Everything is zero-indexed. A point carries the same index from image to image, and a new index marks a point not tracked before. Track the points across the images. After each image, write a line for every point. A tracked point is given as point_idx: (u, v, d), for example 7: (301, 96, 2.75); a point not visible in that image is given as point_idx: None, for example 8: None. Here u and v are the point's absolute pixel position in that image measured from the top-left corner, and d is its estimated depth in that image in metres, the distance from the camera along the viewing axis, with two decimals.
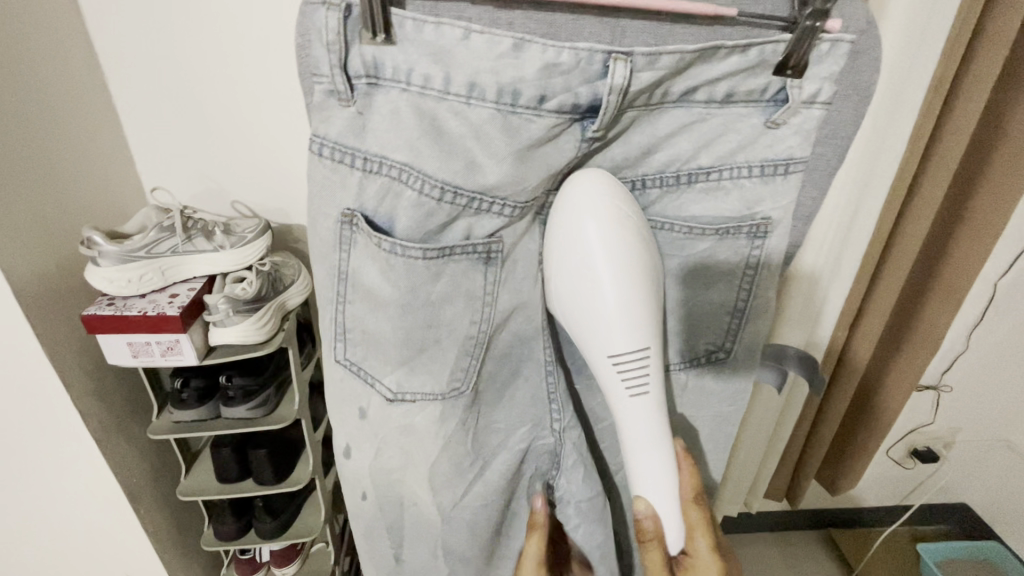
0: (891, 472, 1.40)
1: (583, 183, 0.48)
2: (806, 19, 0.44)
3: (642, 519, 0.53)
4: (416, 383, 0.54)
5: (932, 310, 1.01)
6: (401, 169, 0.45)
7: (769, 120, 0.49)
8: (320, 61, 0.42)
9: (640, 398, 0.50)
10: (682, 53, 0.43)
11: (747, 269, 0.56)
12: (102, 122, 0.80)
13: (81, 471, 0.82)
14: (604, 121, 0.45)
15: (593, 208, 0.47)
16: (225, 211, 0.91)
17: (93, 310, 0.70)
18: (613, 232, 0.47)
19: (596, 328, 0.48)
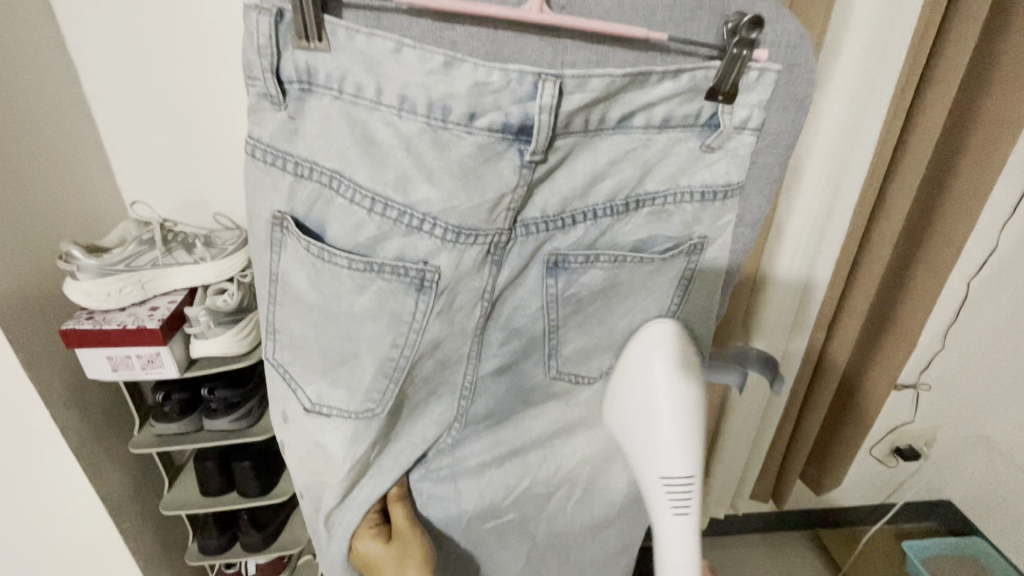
0: (875, 471, 1.42)
1: (653, 333, 0.57)
2: (735, 45, 0.44)
3: None
4: (336, 396, 0.53)
5: (907, 311, 1.04)
6: (332, 175, 0.45)
7: (704, 144, 0.51)
8: (252, 64, 0.42)
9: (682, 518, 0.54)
10: (611, 75, 0.43)
11: (681, 283, 0.58)
12: (80, 136, 0.81)
13: (61, 487, 0.81)
14: (538, 143, 0.44)
15: (659, 352, 0.55)
16: (207, 223, 0.91)
17: (71, 324, 0.70)
18: (674, 372, 0.54)
19: (649, 456, 0.54)
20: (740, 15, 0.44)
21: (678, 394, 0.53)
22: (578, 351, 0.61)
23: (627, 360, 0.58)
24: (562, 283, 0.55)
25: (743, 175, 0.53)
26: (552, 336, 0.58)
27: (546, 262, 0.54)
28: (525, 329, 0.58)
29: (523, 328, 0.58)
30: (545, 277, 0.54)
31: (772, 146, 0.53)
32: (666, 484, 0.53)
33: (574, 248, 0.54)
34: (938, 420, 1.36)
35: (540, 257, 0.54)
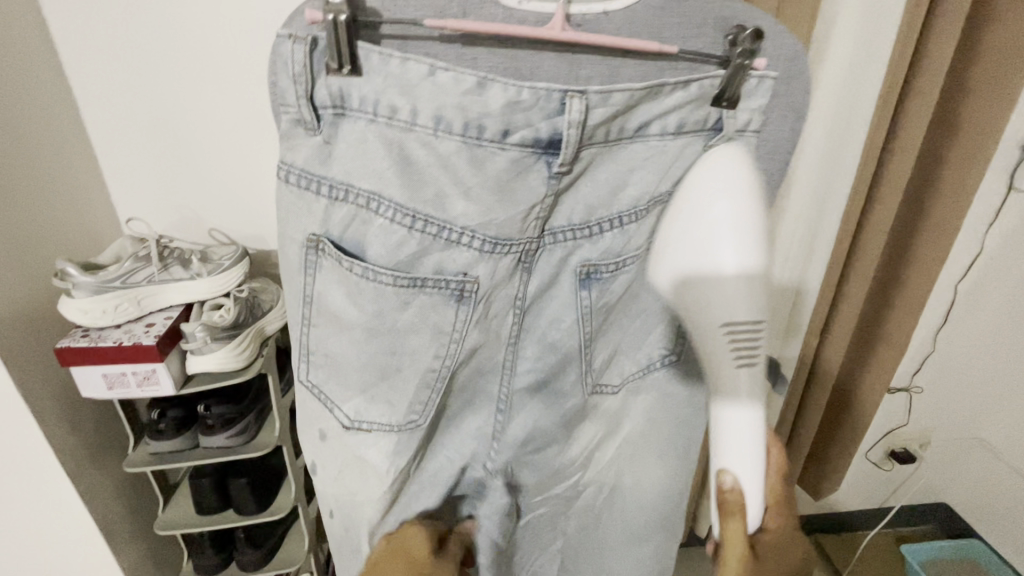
0: (872, 475, 1.42)
1: (723, 160, 0.49)
2: (738, 56, 0.45)
3: (727, 490, 0.50)
4: (375, 412, 0.52)
5: (898, 314, 1.05)
6: (370, 198, 0.45)
7: (708, 145, 0.51)
8: (286, 91, 0.42)
9: (745, 370, 0.50)
10: (631, 90, 0.44)
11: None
12: (76, 154, 0.81)
13: (53, 507, 0.79)
14: (567, 155, 0.45)
15: (733, 180, 0.47)
16: (202, 239, 0.91)
17: (66, 342, 0.69)
18: (748, 203, 0.47)
19: (712, 292, 0.48)
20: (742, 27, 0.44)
21: (746, 228, 0.47)
22: (604, 359, 0.61)
23: (689, 195, 0.50)
24: (594, 292, 0.55)
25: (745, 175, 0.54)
26: (583, 345, 0.58)
27: (578, 275, 0.54)
28: (560, 343, 0.57)
29: (557, 342, 0.57)
30: (578, 289, 0.54)
31: (774, 156, 0.52)
32: (733, 333, 0.49)
33: (603, 257, 0.54)
34: (932, 423, 1.37)
35: (571, 270, 0.54)
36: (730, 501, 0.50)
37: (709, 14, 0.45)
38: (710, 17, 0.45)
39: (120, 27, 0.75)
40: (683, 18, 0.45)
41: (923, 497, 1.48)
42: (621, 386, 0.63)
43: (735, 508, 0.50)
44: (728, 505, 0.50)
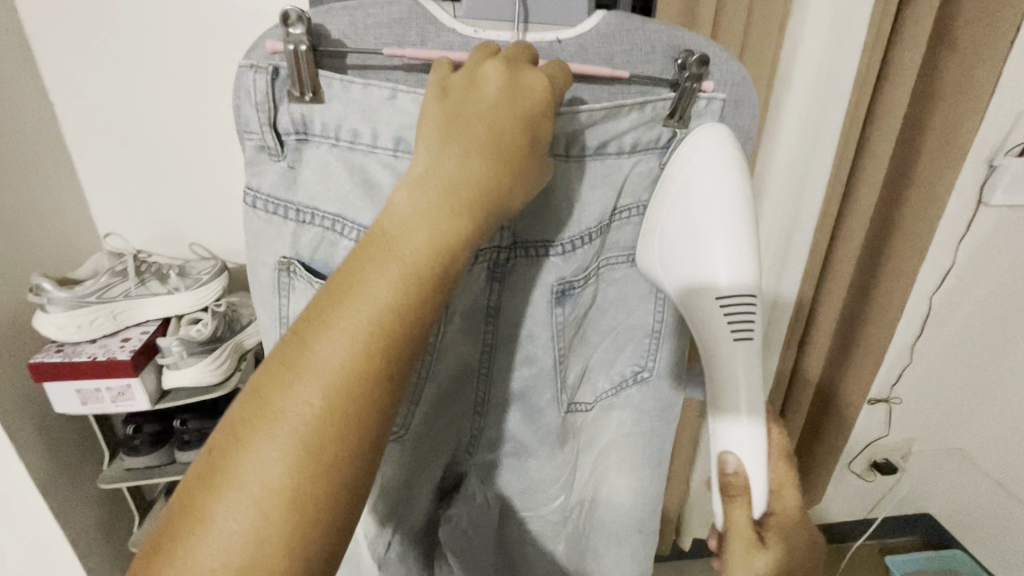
0: (855, 486, 1.43)
1: (703, 137, 0.48)
2: (686, 80, 0.46)
3: (732, 473, 0.47)
4: None
5: (873, 324, 1.07)
6: (335, 220, 0.46)
7: (663, 163, 0.52)
8: (249, 119, 0.43)
9: (742, 345, 0.47)
10: (592, 111, 0.45)
11: (659, 294, 0.58)
12: (57, 170, 0.82)
13: (25, 524, 0.79)
14: None
15: (719, 155, 0.47)
16: (183, 253, 0.92)
17: (40, 357, 0.69)
18: (732, 176, 0.46)
19: (699, 268, 0.48)
20: (689, 52, 0.46)
21: (729, 201, 0.46)
22: (579, 374, 0.60)
23: (674, 174, 0.49)
24: (568, 308, 0.54)
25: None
26: (561, 362, 0.56)
27: (554, 292, 0.53)
28: (540, 358, 0.55)
29: (534, 356, 0.55)
30: (554, 306, 0.53)
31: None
32: (726, 310, 0.47)
33: (576, 274, 0.53)
34: (912, 434, 1.38)
35: (549, 288, 0.53)
36: (734, 488, 0.47)
37: (657, 42, 0.46)
38: (659, 44, 0.47)
39: (102, 47, 0.77)
40: (632, 46, 0.46)
41: (907, 508, 1.49)
42: (594, 403, 0.63)
43: (737, 493, 0.47)
44: (731, 491, 0.47)
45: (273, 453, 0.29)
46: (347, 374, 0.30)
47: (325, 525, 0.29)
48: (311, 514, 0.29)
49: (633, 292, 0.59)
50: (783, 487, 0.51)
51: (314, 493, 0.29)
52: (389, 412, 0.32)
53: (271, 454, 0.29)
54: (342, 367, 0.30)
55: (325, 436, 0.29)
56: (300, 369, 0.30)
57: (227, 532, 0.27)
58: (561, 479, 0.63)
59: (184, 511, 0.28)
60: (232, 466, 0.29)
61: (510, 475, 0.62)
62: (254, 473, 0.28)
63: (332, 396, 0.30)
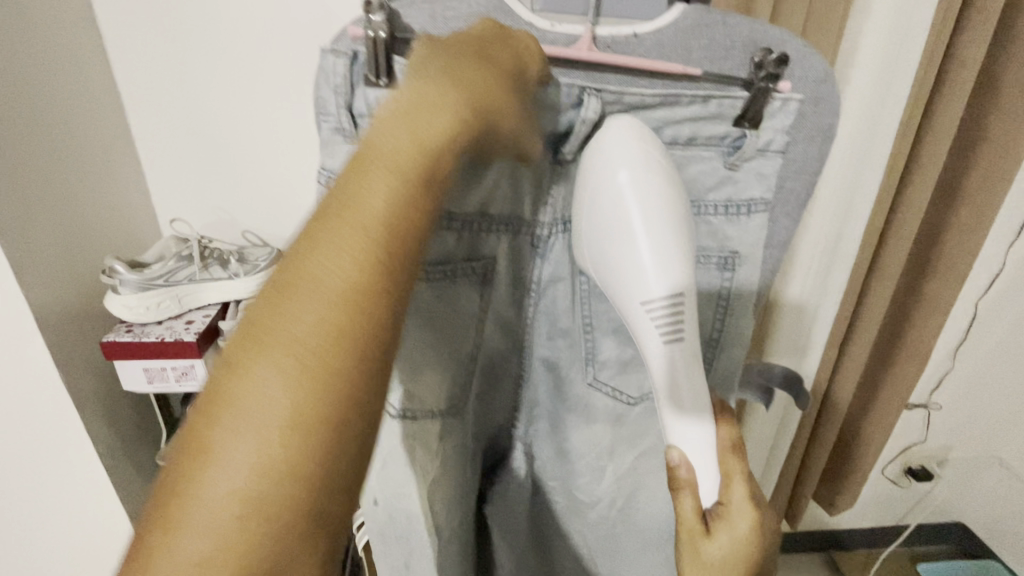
0: (889, 491, 1.41)
1: (615, 131, 0.41)
2: (761, 79, 0.44)
3: (675, 467, 0.45)
4: (420, 399, 0.47)
5: (917, 329, 1.05)
6: None
7: (727, 163, 0.48)
8: (326, 101, 0.40)
9: (675, 346, 0.43)
10: (645, 95, 0.44)
11: (719, 299, 0.52)
12: (121, 155, 0.85)
13: (88, 498, 0.82)
14: (572, 144, 0.45)
15: (630, 150, 0.40)
16: (237, 240, 0.95)
17: (112, 336, 0.72)
18: (648, 171, 0.40)
19: (619, 272, 0.42)
20: (767, 51, 0.44)
21: (649, 192, 0.40)
22: (618, 357, 0.54)
23: (588, 178, 0.42)
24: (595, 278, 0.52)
25: (769, 194, 0.49)
26: (588, 332, 0.53)
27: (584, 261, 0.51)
28: (572, 329, 0.54)
29: (559, 317, 0.54)
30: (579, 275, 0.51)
31: (801, 175, 0.50)
32: (651, 311, 0.41)
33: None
34: (950, 441, 1.36)
35: (580, 256, 0.51)
36: (679, 480, 0.45)
37: (737, 37, 0.45)
38: (739, 39, 0.45)
39: (166, 35, 0.78)
40: (710, 42, 0.45)
41: (940, 515, 1.47)
42: (638, 400, 0.56)
43: (683, 485, 0.44)
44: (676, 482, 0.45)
45: (270, 382, 0.25)
46: (346, 290, 0.27)
47: (339, 448, 0.26)
48: (324, 442, 0.26)
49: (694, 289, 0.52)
50: (732, 476, 0.45)
51: (322, 419, 0.26)
52: (393, 327, 0.29)
53: (268, 383, 0.25)
54: (339, 280, 0.27)
55: (329, 353, 0.26)
56: (292, 290, 0.27)
57: (229, 467, 0.24)
58: (596, 453, 0.59)
59: (183, 452, 0.25)
60: (227, 402, 0.25)
61: (542, 439, 0.62)
62: (251, 400, 0.25)
63: (330, 314, 0.26)
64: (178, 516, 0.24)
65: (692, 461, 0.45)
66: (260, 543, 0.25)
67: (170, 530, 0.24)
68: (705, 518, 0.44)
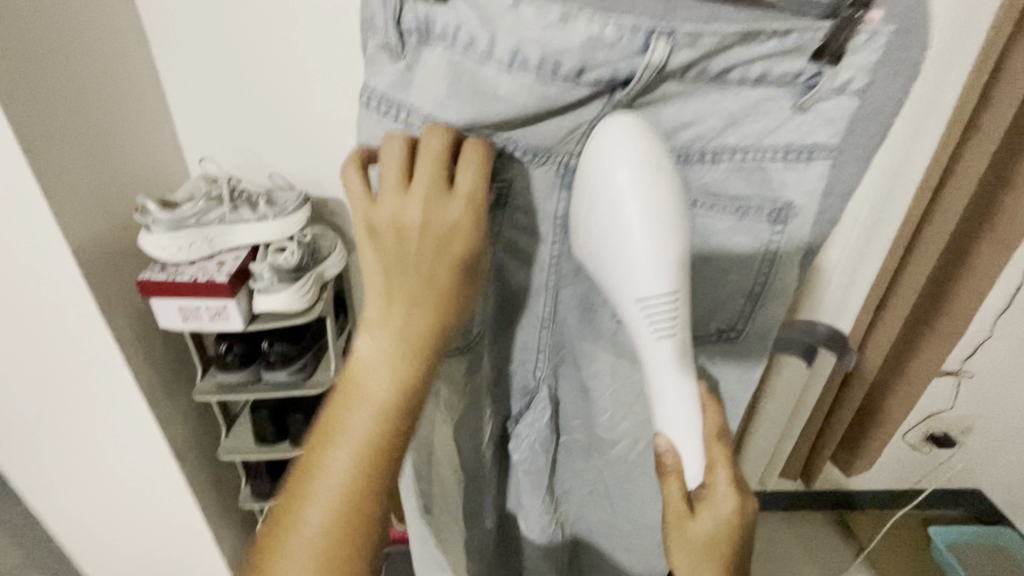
0: (908, 457, 1.40)
1: (620, 131, 0.42)
2: (846, 6, 0.41)
3: (664, 452, 0.50)
4: None
5: (961, 294, 0.99)
6: (422, 122, 0.44)
7: (797, 104, 0.45)
8: (376, 13, 0.42)
9: (666, 343, 0.46)
10: (724, 32, 0.40)
11: (765, 257, 0.52)
12: (146, 91, 0.83)
13: (131, 428, 0.86)
14: (634, 91, 0.42)
15: (630, 153, 0.41)
16: (264, 182, 0.93)
17: (147, 274, 0.73)
18: (643, 179, 0.41)
19: (625, 272, 0.43)
20: None
21: (650, 199, 0.41)
22: None
23: (586, 181, 0.43)
24: None
25: (836, 140, 0.46)
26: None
27: None
28: None
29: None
30: None
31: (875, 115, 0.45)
32: (646, 309, 0.44)
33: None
34: (977, 409, 1.33)
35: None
36: (666, 464, 0.50)
37: None
38: None
39: None
40: None
41: (958, 482, 1.46)
42: None
43: (670, 469, 0.49)
44: (665, 466, 0.49)
45: (357, 428, 0.42)
46: (398, 375, 0.42)
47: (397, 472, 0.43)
48: (387, 469, 0.42)
49: (733, 246, 0.52)
50: (716, 461, 0.49)
51: (383, 456, 0.42)
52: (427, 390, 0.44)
53: (358, 428, 0.42)
54: (394, 367, 0.42)
55: (389, 414, 0.42)
56: (364, 368, 0.43)
57: (330, 482, 0.41)
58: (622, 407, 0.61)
59: (304, 464, 0.43)
60: (331, 437, 0.42)
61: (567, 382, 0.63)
62: (346, 437, 0.42)
63: (381, 424, 0.42)
64: (303, 510, 0.41)
65: (677, 446, 0.50)
66: (346, 532, 0.41)
67: (296, 510, 0.42)
68: (688, 497, 0.49)
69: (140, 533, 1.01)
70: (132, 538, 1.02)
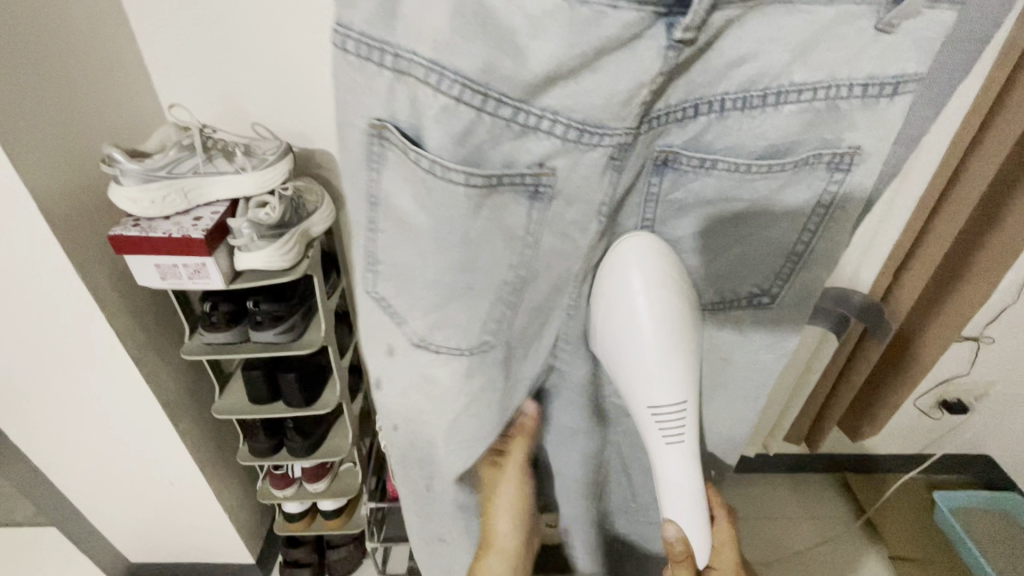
0: (918, 423, 1.37)
1: (631, 246, 0.53)
2: None
3: (672, 541, 0.55)
4: (442, 335, 0.54)
5: (989, 255, 0.92)
6: (430, 70, 0.42)
7: (881, 23, 0.46)
8: None
9: (674, 444, 0.54)
10: None
11: (816, 210, 0.54)
12: (116, 36, 0.77)
13: (120, 385, 0.85)
14: (694, 17, 0.41)
15: (641, 268, 0.52)
16: (246, 133, 0.88)
17: (119, 230, 0.69)
18: (657, 295, 0.51)
19: (641, 382, 0.52)
20: None
21: (662, 310, 0.51)
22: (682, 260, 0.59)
23: (605, 282, 0.54)
24: (664, 180, 0.53)
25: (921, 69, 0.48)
26: None
27: (654, 162, 0.52)
28: None
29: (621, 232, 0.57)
30: (651, 176, 0.53)
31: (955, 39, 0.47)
32: (660, 424, 0.53)
33: (687, 146, 0.52)
34: (995, 376, 1.28)
35: (651, 155, 0.52)
36: (677, 554, 0.55)
37: None
38: None
39: None
40: None
41: (966, 449, 1.43)
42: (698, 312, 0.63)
43: (682, 558, 0.55)
44: (677, 556, 0.55)
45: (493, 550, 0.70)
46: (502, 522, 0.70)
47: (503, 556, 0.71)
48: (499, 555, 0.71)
49: (783, 199, 0.54)
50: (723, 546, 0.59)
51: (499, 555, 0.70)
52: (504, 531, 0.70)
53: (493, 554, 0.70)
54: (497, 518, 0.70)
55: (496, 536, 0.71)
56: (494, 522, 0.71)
57: None
58: None
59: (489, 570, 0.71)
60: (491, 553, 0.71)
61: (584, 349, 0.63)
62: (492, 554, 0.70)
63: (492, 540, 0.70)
64: None
65: (687, 535, 0.55)
66: None
67: None
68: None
69: (139, 486, 1.02)
70: (130, 489, 1.03)
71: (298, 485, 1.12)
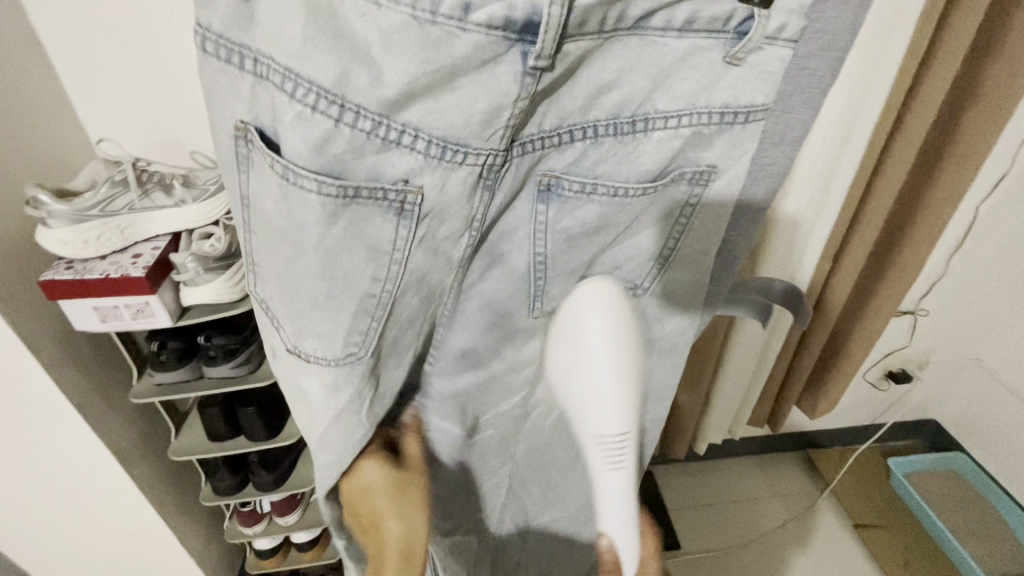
0: (868, 395, 1.45)
1: (588, 291, 0.49)
2: None
3: (602, 549, 0.54)
4: (309, 343, 0.49)
5: (914, 234, 0.98)
6: (284, 75, 0.39)
7: (729, 55, 0.47)
8: None
9: (615, 470, 0.51)
10: None
11: (686, 208, 0.56)
12: (32, 69, 0.73)
13: (64, 437, 0.80)
14: (545, 44, 0.39)
15: (601, 310, 0.48)
16: (184, 162, 0.86)
17: (50, 275, 0.66)
18: (613, 332, 0.48)
19: (588, 410, 0.49)
20: None
21: (613, 344, 0.48)
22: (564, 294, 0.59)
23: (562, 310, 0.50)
24: (551, 206, 0.53)
25: (768, 100, 0.51)
26: (538, 274, 0.56)
27: (540, 187, 0.52)
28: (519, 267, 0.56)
29: (509, 260, 0.56)
30: (534, 201, 0.52)
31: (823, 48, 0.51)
32: (601, 447, 0.50)
33: (566, 171, 0.51)
34: (933, 345, 1.37)
35: (534, 178, 0.51)
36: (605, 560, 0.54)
37: None
38: None
39: None
40: None
41: (915, 414, 1.52)
42: None
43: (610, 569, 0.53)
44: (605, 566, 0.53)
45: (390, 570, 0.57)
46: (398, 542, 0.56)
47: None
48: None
49: (649, 215, 0.56)
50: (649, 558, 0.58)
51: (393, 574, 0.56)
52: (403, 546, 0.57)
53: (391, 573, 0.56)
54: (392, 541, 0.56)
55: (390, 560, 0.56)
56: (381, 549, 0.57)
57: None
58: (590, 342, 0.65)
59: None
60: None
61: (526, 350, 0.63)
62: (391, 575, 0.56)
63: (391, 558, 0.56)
64: None
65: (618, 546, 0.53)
66: None
67: None
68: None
69: (94, 541, 0.96)
70: (84, 546, 0.97)
71: (267, 521, 1.08)
